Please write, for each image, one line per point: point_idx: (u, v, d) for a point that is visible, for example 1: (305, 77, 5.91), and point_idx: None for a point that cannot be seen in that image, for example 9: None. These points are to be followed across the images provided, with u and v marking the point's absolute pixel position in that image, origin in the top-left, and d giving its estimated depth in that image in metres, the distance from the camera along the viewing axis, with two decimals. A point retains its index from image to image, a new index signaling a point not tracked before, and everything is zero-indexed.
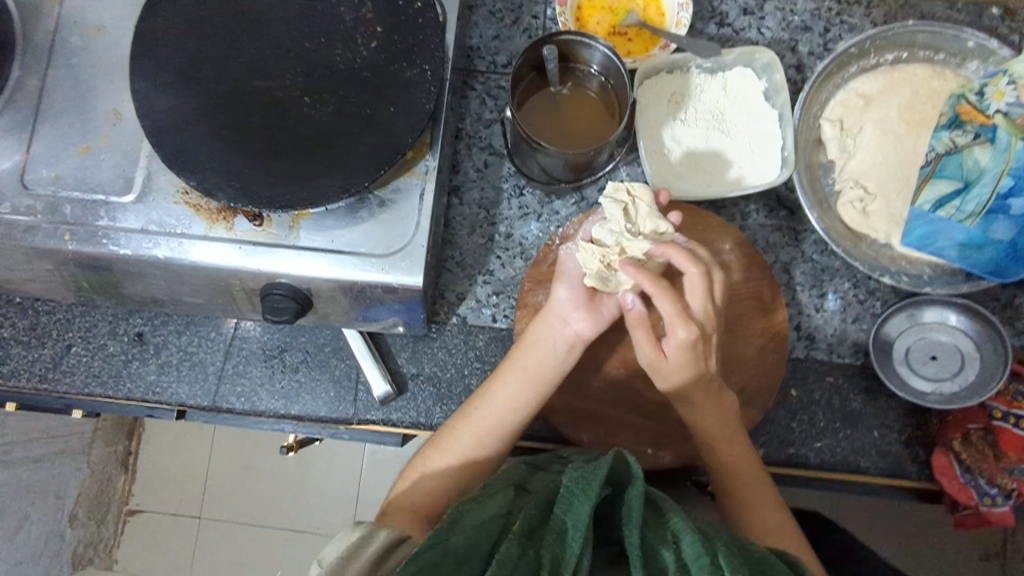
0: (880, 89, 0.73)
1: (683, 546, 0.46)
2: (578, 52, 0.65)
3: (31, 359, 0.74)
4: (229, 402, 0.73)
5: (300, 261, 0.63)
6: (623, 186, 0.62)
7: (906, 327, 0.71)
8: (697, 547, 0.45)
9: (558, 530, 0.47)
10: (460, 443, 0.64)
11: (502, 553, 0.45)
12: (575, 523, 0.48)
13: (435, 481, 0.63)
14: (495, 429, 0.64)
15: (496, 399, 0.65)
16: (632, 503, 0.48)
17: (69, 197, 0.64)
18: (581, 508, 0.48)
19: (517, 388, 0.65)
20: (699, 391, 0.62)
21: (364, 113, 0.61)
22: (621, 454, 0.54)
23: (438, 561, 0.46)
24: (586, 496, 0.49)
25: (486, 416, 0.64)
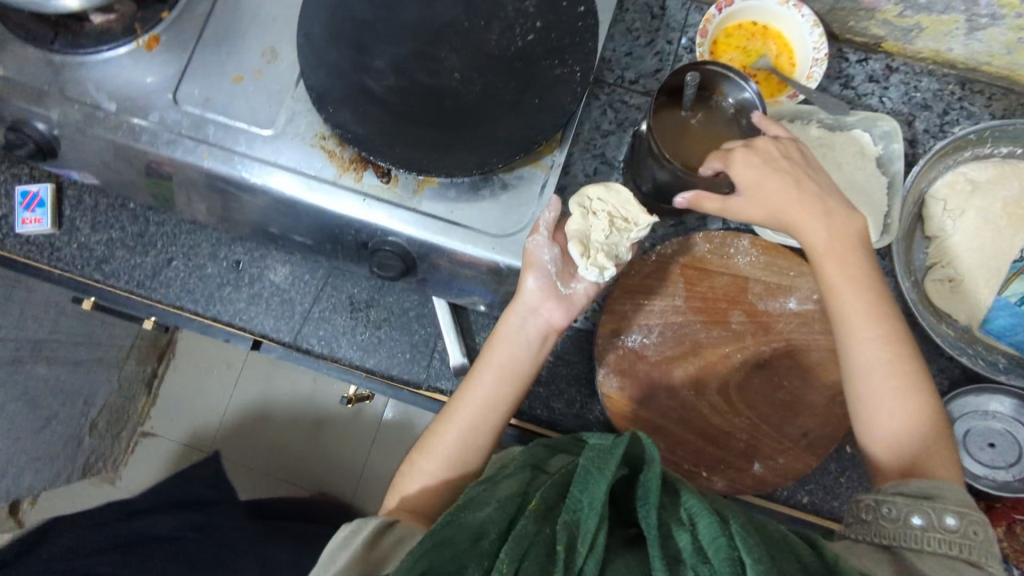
0: (989, 178, 0.75)
1: (701, 529, 0.47)
2: (719, 84, 0.68)
3: (133, 264, 0.77)
4: (309, 342, 0.76)
5: (417, 224, 0.66)
6: (592, 199, 0.64)
7: (972, 411, 0.72)
8: (714, 529, 0.46)
9: (575, 511, 0.51)
10: (444, 444, 0.65)
11: (519, 532, 0.50)
12: (591, 501, 0.51)
13: (428, 488, 0.64)
14: (476, 422, 0.66)
15: (471, 395, 0.67)
16: (650, 485, 0.50)
17: (214, 119, 0.67)
18: (598, 487, 0.51)
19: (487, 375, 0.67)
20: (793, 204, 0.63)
21: (509, 98, 0.64)
22: (636, 434, 0.56)
23: (452, 538, 0.51)
24: (603, 477, 0.52)
25: (464, 413, 0.66)
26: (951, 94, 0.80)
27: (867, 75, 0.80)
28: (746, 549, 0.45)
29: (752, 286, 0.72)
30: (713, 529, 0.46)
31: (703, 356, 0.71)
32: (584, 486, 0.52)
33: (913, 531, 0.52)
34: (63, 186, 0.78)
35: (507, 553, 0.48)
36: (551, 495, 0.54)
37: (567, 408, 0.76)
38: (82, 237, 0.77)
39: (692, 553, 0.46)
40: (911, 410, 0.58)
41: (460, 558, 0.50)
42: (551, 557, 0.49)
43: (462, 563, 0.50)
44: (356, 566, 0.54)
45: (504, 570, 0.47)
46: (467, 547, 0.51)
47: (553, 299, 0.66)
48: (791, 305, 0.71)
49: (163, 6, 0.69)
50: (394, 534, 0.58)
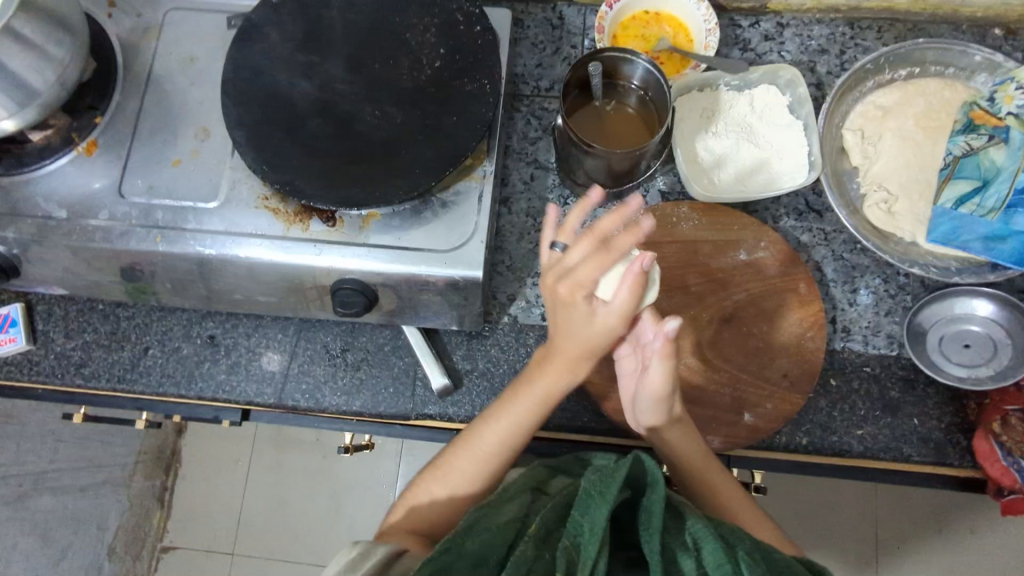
0: (896, 101, 0.79)
1: (706, 554, 0.52)
2: (620, 68, 0.73)
3: (111, 362, 0.78)
4: (294, 399, 0.77)
5: (370, 256, 0.68)
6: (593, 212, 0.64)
7: (939, 319, 0.75)
8: (719, 556, 0.51)
9: (574, 534, 0.52)
10: (459, 465, 0.68)
11: (520, 556, 0.51)
12: (591, 526, 0.52)
13: (432, 503, 0.68)
14: (494, 446, 0.67)
15: (494, 427, 0.67)
16: (653, 512, 0.54)
17: (161, 204, 0.70)
18: (598, 512, 0.53)
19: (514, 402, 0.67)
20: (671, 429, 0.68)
21: (430, 123, 0.68)
22: (639, 455, 0.57)
23: (452, 564, 0.52)
24: (603, 502, 0.53)
25: (483, 442, 0.67)
26: (843, 35, 0.84)
27: (762, 35, 0.85)
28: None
29: (701, 248, 0.75)
30: (717, 554, 0.51)
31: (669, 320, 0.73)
32: (584, 509, 0.53)
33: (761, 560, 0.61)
34: (32, 302, 0.80)
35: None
36: (551, 518, 0.55)
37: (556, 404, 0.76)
38: (58, 346, 0.79)
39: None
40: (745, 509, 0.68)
41: None
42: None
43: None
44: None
45: None
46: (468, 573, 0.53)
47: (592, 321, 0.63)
48: (741, 257, 0.75)
49: (95, 113, 0.73)
50: (402, 562, 0.60)
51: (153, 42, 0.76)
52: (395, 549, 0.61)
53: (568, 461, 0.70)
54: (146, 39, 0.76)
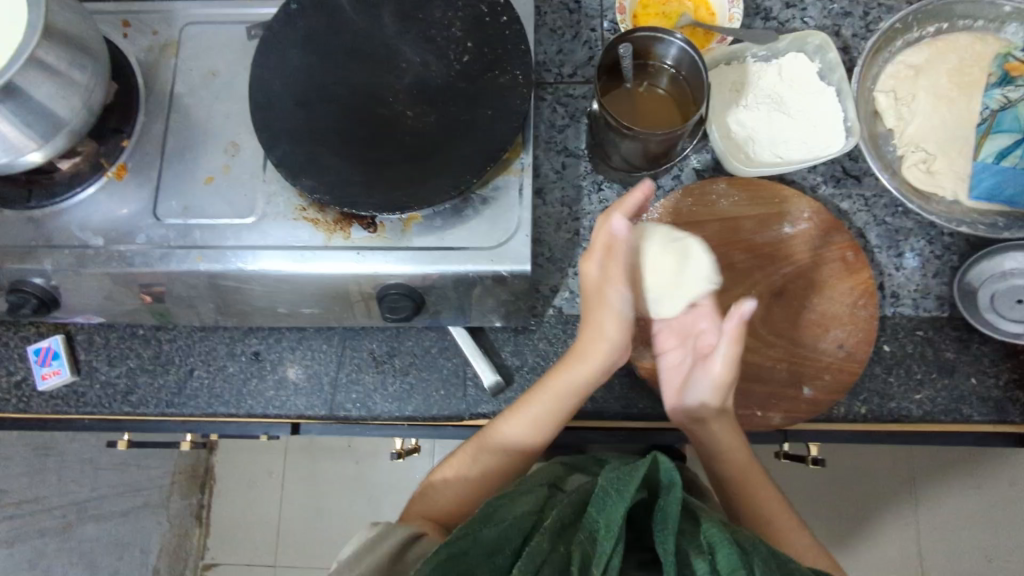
0: (927, 58, 0.78)
1: (721, 559, 0.49)
2: (651, 48, 0.71)
3: (157, 386, 0.78)
4: (346, 409, 0.76)
5: (415, 260, 0.68)
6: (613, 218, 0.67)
7: (991, 275, 0.73)
8: (735, 561, 0.49)
9: (590, 530, 0.52)
10: (469, 471, 0.70)
11: (534, 548, 0.50)
12: (608, 523, 0.52)
13: (441, 498, 0.70)
14: (501, 461, 0.70)
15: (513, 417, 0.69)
16: (668, 512, 0.52)
17: (198, 223, 0.69)
18: (614, 509, 0.52)
19: (528, 427, 0.69)
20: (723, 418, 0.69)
21: (464, 119, 0.67)
22: (657, 456, 0.56)
23: (467, 551, 0.51)
24: (620, 499, 0.53)
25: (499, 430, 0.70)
26: None
27: (784, 2, 0.83)
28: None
29: (743, 223, 0.74)
30: (732, 560, 0.49)
31: (720, 299, 0.72)
32: (601, 507, 0.54)
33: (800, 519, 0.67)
34: (72, 333, 0.79)
35: (522, 568, 0.48)
36: (565, 515, 0.55)
37: (608, 393, 0.76)
38: (102, 375, 0.78)
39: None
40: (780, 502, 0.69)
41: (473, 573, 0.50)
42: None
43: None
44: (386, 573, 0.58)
45: None
46: (482, 563, 0.51)
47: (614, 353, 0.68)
48: (785, 230, 0.74)
49: (121, 136, 0.72)
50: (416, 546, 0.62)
51: (172, 59, 0.75)
52: (413, 533, 0.63)
53: (584, 460, 0.73)
54: (165, 57, 0.75)
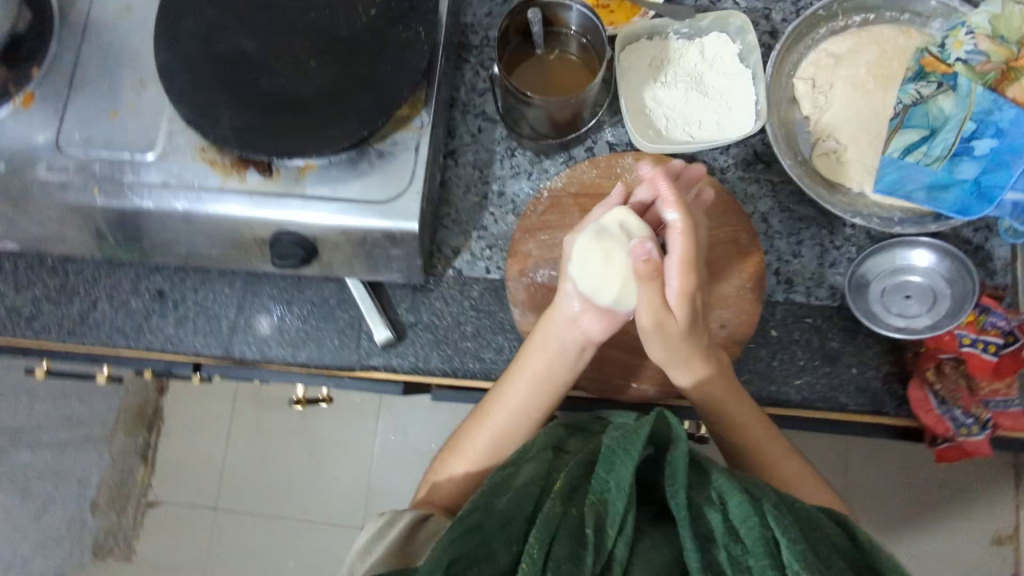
0: (849, 48, 0.78)
1: (731, 508, 0.52)
2: (560, 14, 0.71)
3: (61, 315, 0.79)
4: (241, 351, 0.78)
5: (306, 208, 0.68)
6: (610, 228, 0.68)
7: (881, 270, 0.74)
8: (744, 509, 0.52)
9: (600, 490, 0.54)
10: (476, 447, 0.69)
11: (547, 513, 0.53)
12: (617, 484, 0.54)
13: (453, 479, 0.69)
14: (507, 431, 0.69)
15: (507, 403, 0.70)
16: (677, 467, 0.54)
17: (98, 156, 0.70)
18: (625, 468, 0.55)
19: (527, 392, 0.70)
20: (721, 385, 0.69)
21: (365, 72, 0.67)
22: (662, 413, 0.58)
23: (482, 522, 0.54)
24: (629, 457, 0.55)
25: (495, 418, 0.70)
26: None
27: None
28: (779, 529, 0.50)
29: None
30: (742, 507, 0.52)
31: None
32: (609, 467, 0.56)
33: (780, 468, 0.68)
34: None
35: (538, 536, 0.52)
36: (574, 477, 0.58)
37: (498, 355, 0.76)
38: (9, 300, 0.80)
39: (724, 533, 0.52)
40: (791, 466, 0.69)
41: (489, 542, 0.53)
42: (580, 541, 0.52)
43: (491, 549, 0.53)
44: (392, 558, 0.60)
45: (536, 554, 0.51)
46: (495, 531, 0.54)
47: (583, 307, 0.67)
48: None
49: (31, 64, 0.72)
50: (429, 528, 0.64)
51: None
52: (422, 515, 0.65)
53: (588, 421, 0.69)
54: None
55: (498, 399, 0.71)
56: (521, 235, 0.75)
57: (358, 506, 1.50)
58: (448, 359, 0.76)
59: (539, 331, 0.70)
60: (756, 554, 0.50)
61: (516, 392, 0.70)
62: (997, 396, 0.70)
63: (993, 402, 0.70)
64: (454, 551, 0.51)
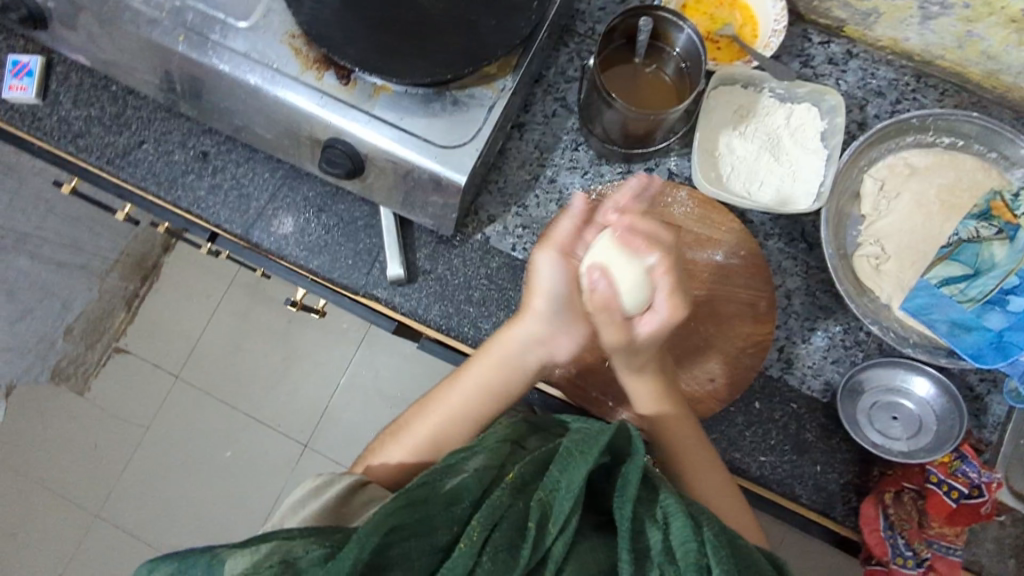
0: (928, 165, 0.78)
1: (672, 529, 0.54)
2: (669, 32, 0.72)
3: (106, 142, 0.81)
4: (259, 237, 0.80)
5: (367, 126, 0.70)
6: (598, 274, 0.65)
7: (880, 383, 0.75)
8: (685, 533, 0.54)
9: (551, 488, 0.56)
10: (416, 434, 0.71)
11: (493, 501, 0.55)
12: (568, 484, 0.56)
13: (391, 466, 0.71)
14: (449, 420, 0.72)
15: (451, 398, 0.73)
16: (629, 480, 0.57)
17: (194, 7, 0.71)
18: (577, 471, 0.57)
19: (471, 395, 0.72)
20: (671, 420, 0.71)
21: (470, 19, 0.68)
22: (625, 427, 0.61)
23: (428, 498, 0.56)
24: (585, 462, 0.57)
25: (440, 412, 0.72)
26: (906, 85, 0.82)
27: (827, 56, 0.83)
28: (716, 559, 0.52)
29: (684, 235, 0.75)
30: (683, 531, 0.54)
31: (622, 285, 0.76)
32: (564, 468, 0.58)
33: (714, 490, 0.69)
34: (53, 62, 0.83)
35: (480, 520, 0.53)
36: (530, 472, 0.60)
37: (494, 329, 0.77)
38: (63, 110, 0.82)
39: (662, 553, 0.54)
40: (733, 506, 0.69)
41: (430, 519, 0.55)
42: (521, 532, 0.54)
43: (429, 525, 0.54)
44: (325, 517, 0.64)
45: (475, 537, 0.52)
46: (438, 509, 0.56)
47: (551, 327, 0.70)
48: (717, 257, 0.75)
49: None
50: (364, 494, 0.66)
51: None
52: (360, 481, 0.67)
53: (548, 423, 0.72)
54: None
55: (444, 391, 0.73)
56: None
57: (310, 423, 1.53)
58: (447, 315, 0.78)
59: (494, 340, 0.72)
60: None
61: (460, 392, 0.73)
62: (942, 538, 0.70)
63: (937, 543, 0.70)
64: (395, 520, 0.53)
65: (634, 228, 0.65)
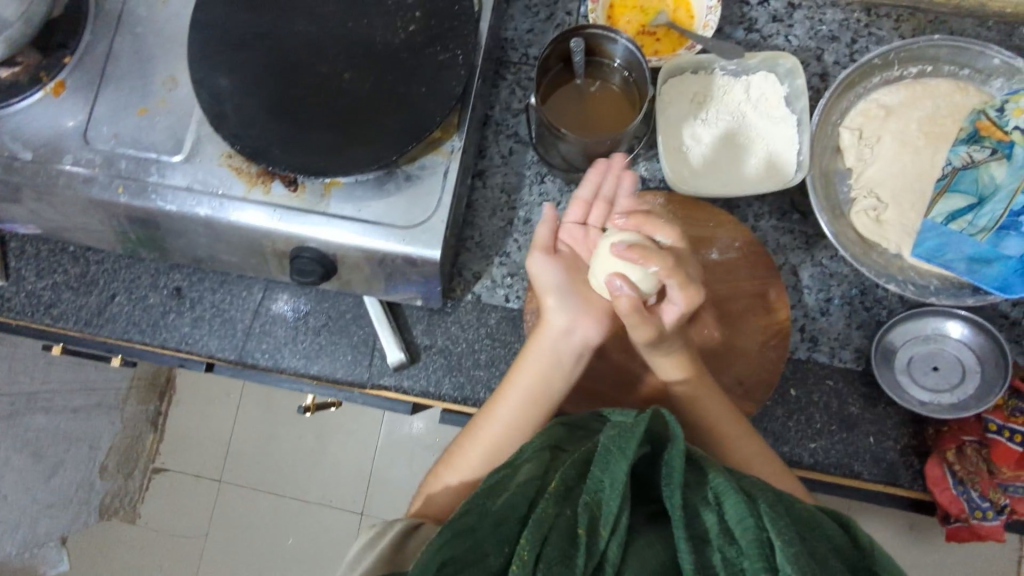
0: (902, 101, 0.75)
1: (728, 508, 0.46)
2: (604, 46, 0.69)
3: (79, 305, 0.80)
4: (254, 357, 0.78)
5: (329, 227, 0.67)
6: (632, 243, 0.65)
7: (913, 336, 0.72)
8: (741, 509, 0.46)
9: (595, 490, 0.49)
10: (468, 460, 0.66)
11: (539, 511, 0.48)
12: (613, 482, 0.49)
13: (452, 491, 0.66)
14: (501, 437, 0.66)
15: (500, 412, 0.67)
16: (673, 464, 0.49)
17: (125, 153, 0.69)
18: (618, 468, 0.49)
19: (518, 410, 0.66)
20: (702, 390, 0.67)
21: (399, 93, 0.65)
22: (658, 410, 0.54)
23: (473, 526, 0.48)
24: (625, 455, 0.50)
25: (490, 430, 0.66)
26: (857, 22, 0.79)
27: (770, 15, 0.79)
28: (776, 530, 0.44)
29: None
30: (739, 508, 0.46)
31: None
32: (605, 464, 0.50)
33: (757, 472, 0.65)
34: (6, 239, 0.81)
35: (527, 537, 0.46)
36: (571, 474, 0.52)
37: None
38: (29, 285, 0.80)
39: (721, 534, 0.46)
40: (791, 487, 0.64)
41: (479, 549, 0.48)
42: (573, 541, 0.47)
43: (482, 552, 0.48)
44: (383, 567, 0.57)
45: (524, 559, 0.45)
46: (488, 532, 0.49)
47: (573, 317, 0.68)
48: (712, 256, 0.72)
49: (64, 51, 0.71)
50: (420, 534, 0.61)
51: None
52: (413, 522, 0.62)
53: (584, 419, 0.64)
54: None
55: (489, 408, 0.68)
56: None
57: (360, 491, 1.52)
58: (459, 386, 0.75)
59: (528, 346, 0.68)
60: (751, 558, 0.43)
61: (509, 407, 0.67)
62: (1018, 479, 0.67)
63: (1013, 488, 0.68)
64: (446, 554, 0.46)
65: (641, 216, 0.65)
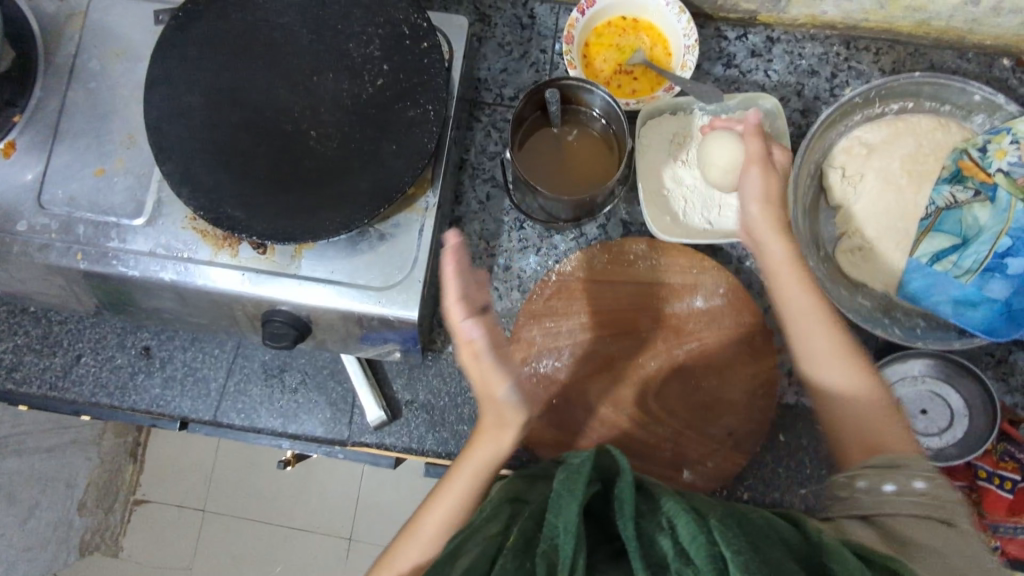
0: (884, 138, 0.73)
1: (679, 529, 0.46)
2: (580, 95, 0.68)
3: (42, 367, 0.77)
4: (229, 417, 0.75)
5: (302, 289, 0.65)
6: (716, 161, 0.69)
7: (902, 377, 0.71)
8: (691, 527, 0.46)
9: (551, 536, 0.47)
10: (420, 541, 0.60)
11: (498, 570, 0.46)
12: (565, 523, 0.47)
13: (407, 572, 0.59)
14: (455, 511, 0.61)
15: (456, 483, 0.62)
16: (622, 496, 0.48)
17: (82, 217, 0.66)
18: (570, 509, 0.47)
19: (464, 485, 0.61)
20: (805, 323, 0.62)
21: (369, 150, 0.63)
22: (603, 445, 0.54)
23: None
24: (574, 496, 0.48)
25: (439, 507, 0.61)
26: (837, 55, 0.78)
27: (749, 50, 0.78)
28: (724, 541, 0.44)
29: (657, 290, 0.71)
30: (689, 526, 0.46)
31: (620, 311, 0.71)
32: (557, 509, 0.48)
33: (888, 498, 0.54)
34: None
35: None
36: (530, 525, 0.50)
37: None
38: None
39: (675, 556, 0.45)
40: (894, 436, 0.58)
41: None
42: None
43: None
44: None
45: None
46: None
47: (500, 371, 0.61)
48: (697, 303, 0.71)
49: (13, 110, 0.67)
50: None
51: (78, 32, 0.70)
52: None
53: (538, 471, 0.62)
54: (71, 28, 0.70)
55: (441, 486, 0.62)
56: (525, 320, 0.71)
57: (348, 517, 1.50)
58: (443, 442, 0.73)
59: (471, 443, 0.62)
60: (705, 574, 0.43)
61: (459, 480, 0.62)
62: (1007, 521, 0.67)
63: (1002, 529, 0.67)
64: None
65: (464, 295, 0.59)
